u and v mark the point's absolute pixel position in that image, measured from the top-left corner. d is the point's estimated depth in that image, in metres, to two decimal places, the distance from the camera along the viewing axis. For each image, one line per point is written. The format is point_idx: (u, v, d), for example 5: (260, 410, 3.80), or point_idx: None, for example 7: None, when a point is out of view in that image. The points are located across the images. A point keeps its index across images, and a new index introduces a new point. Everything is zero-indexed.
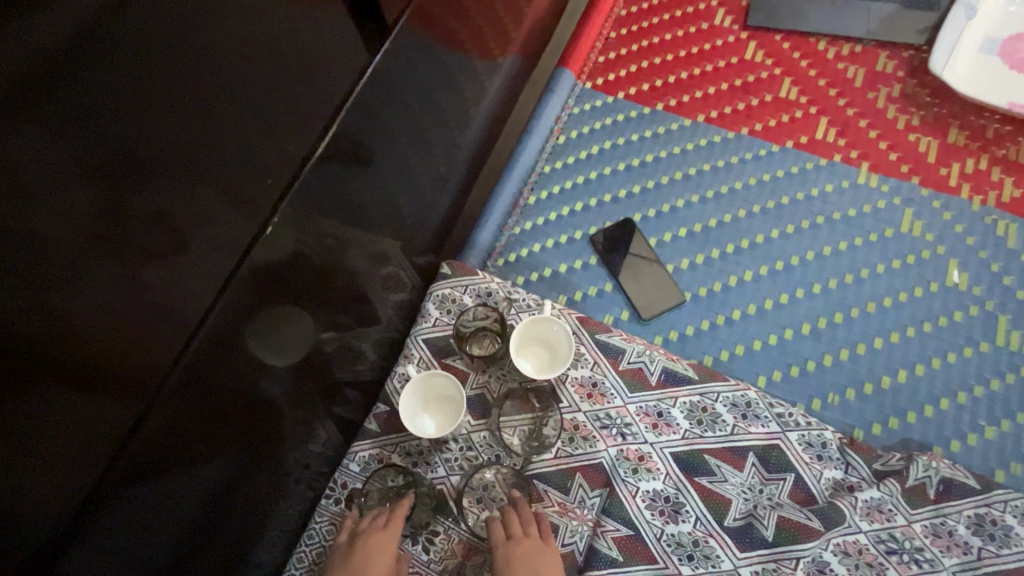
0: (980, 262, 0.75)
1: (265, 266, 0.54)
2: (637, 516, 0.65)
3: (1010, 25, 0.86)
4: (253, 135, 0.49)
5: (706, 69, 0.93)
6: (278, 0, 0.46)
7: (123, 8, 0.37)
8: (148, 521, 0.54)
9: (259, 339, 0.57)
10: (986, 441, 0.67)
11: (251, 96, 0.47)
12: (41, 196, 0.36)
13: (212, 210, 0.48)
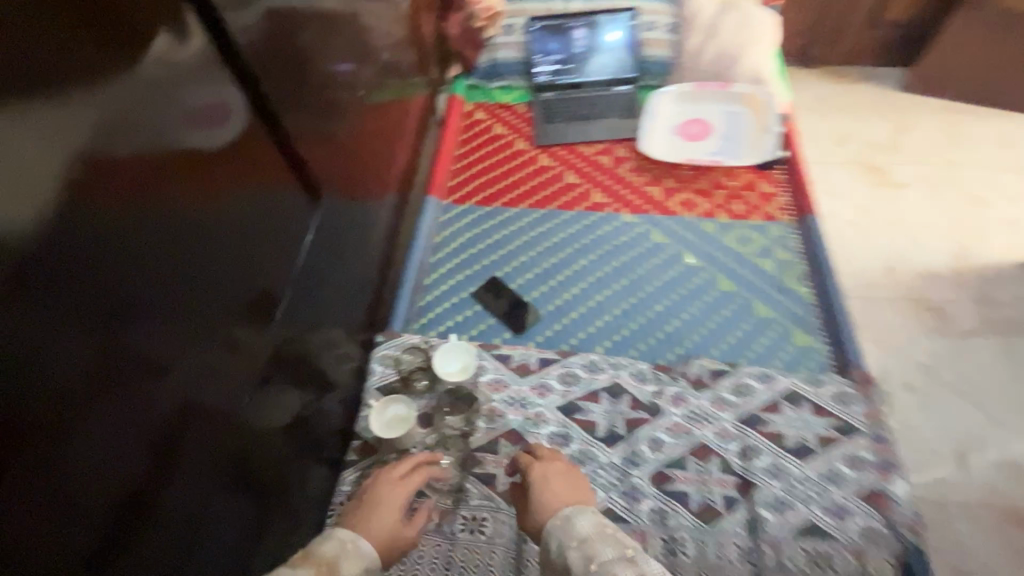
0: (699, 248, 1.26)
1: (239, 337, 0.78)
2: None
3: (677, 116, 1.47)
4: (212, 240, 0.71)
5: (519, 175, 1.44)
6: (244, 184, 0.77)
7: (122, 184, 0.57)
8: (189, 547, 0.71)
9: (258, 411, 0.84)
10: (728, 343, 1.12)
11: (209, 215, 0.70)
12: (90, 321, 0.54)
13: (198, 300, 0.69)
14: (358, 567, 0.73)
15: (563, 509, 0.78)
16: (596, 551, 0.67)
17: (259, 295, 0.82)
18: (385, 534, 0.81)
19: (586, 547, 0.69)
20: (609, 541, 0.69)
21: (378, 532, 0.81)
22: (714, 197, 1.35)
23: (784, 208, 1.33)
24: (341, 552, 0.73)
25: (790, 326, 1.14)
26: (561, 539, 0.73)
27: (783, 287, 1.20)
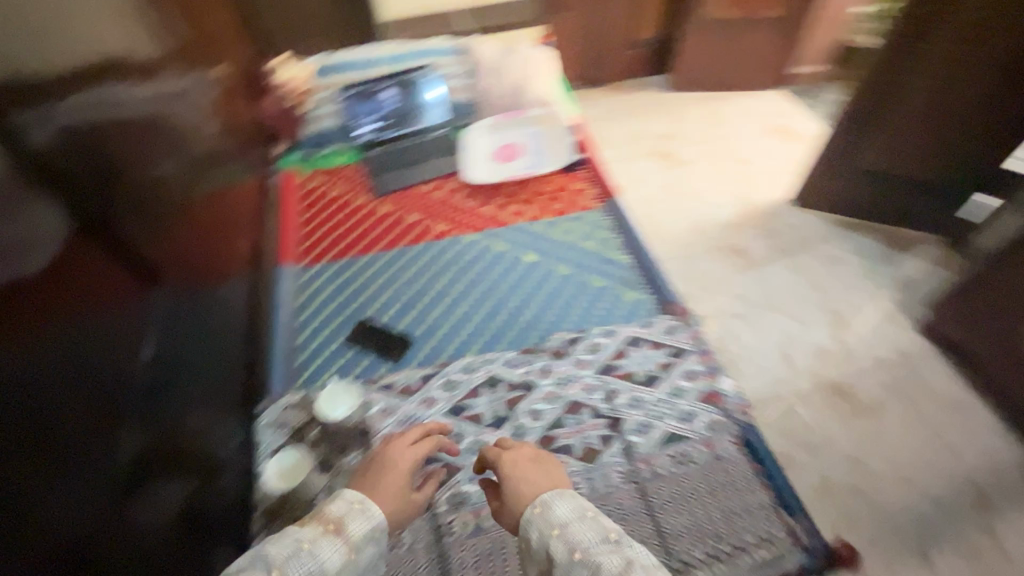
0: (534, 247, 1.47)
1: (96, 451, 0.74)
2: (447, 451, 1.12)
3: (491, 141, 1.70)
4: (46, 364, 0.67)
5: (365, 226, 1.56)
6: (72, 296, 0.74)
7: None
8: None
9: (139, 514, 0.80)
10: (577, 316, 1.31)
11: (40, 338, 0.66)
12: None
13: (43, 428, 0.65)
14: (363, 527, 0.83)
15: (541, 496, 0.86)
16: (580, 539, 0.77)
17: (110, 400, 0.79)
18: (394, 493, 0.91)
19: (569, 534, 0.78)
20: (592, 527, 0.79)
21: (389, 492, 0.91)
22: (536, 204, 1.59)
23: (594, 197, 1.60)
24: (346, 512, 0.84)
25: (620, 287, 1.37)
26: (539, 528, 0.81)
27: (608, 259, 1.43)
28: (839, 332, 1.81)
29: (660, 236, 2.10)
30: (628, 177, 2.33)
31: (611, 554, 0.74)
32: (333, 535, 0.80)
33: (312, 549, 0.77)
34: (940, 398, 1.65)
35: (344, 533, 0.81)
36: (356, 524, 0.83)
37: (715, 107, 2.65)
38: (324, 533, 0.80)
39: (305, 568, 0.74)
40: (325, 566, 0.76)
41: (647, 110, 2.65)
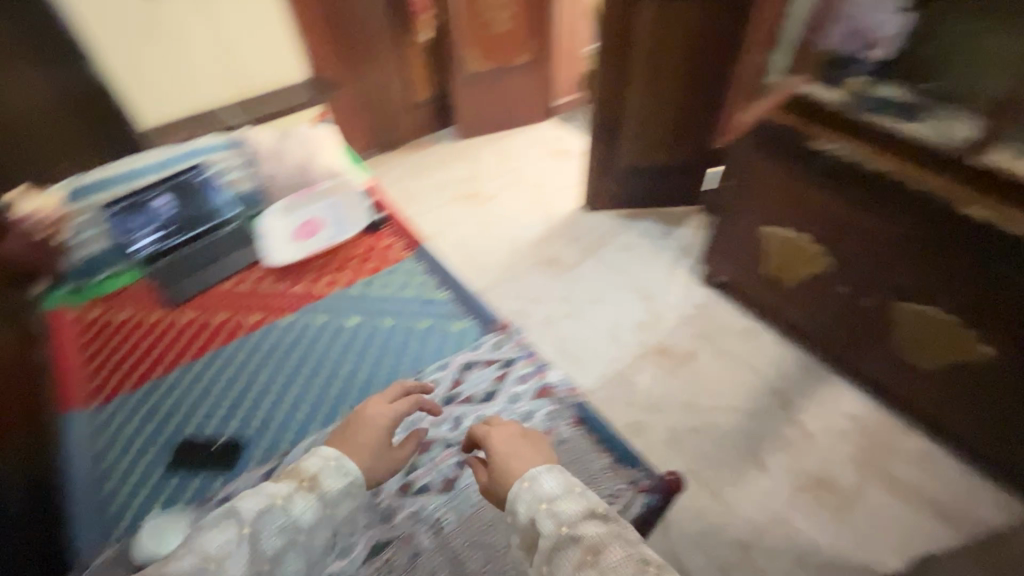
0: (355, 309, 1.52)
1: None
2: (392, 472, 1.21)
3: (291, 216, 1.68)
4: None
5: (165, 340, 1.46)
6: None
7: None
8: None
9: None
10: (407, 361, 1.40)
11: None
12: None
13: None
14: (338, 482, 1.00)
15: (529, 470, 0.98)
16: (563, 513, 0.88)
17: None
18: (371, 451, 1.07)
19: (557, 507, 0.89)
20: (576, 501, 0.90)
21: (366, 449, 1.07)
22: (349, 268, 1.63)
23: (403, 248, 1.69)
24: (320, 468, 1.01)
25: (444, 321, 1.48)
26: (529, 500, 0.92)
27: (429, 299, 1.53)
28: (648, 303, 2.11)
29: (484, 267, 2.31)
30: (444, 224, 2.53)
31: (594, 526, 0.85)
32: (307, 490, 0.98)
33: (285, 505, 0.94)
34: (733, 332, 1.99)
35: (318, 488, 0.98)
36: (329, 481, 1.00)
37: (504, 145, 2.99)
38: (299, 489, 0.98)
39: (276, 522, 0.92)
40: (296, 520, 0.94)
41: (446, 160, 2.90)
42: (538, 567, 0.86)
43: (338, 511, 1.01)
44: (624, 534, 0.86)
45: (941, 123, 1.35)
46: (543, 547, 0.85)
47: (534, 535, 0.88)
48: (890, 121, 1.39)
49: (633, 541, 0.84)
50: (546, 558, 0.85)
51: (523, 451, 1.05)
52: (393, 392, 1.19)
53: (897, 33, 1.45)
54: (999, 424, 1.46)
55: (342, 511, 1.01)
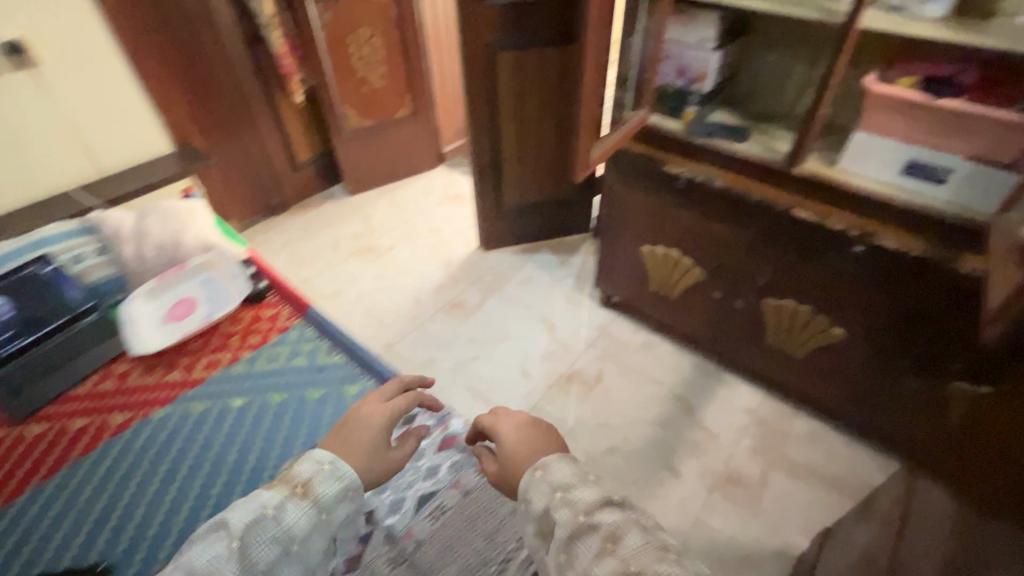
0: (238, 389, 1.45)
1: None
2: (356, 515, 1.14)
3: (156, 297, 1.52)
4: None
5: (17, 458, 1.35)
6: None
7: None
8: None
9: None
10: (300, 436, 1.34)
11: None
12: None
13: None
14: (333, 485, 0.97)
15: (543, 456, 0.98)
16: (580, 502, 0.88)
17: None
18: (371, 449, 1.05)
19: (572, 495, 0.89)
20: (591, 489, 0.90)
21: (364, 449, 1.05)
22: (229, 346, 1.57)
23: (288, 316, 1.64)
24: (313, 473, 0.98)
25: (340, 386, 1.44)
26: (545, 489, 0.92)
27: (321, 365, 1.49)
28: (553, 332, 2.17)
29: (387, 320, 2.27)
30: (342, 281, 2.47)
31: (612, 513, 0.86)
32: (300, 495, 0.94)
33: (276, 514, 0.91)
34: (634, 347, 2.10)
35: (312, 494, 0.95)
36: (323, 485, 0.97)
37: (397, 196, 3.00)
38: (292, 495, 0.94)
39: (267, 532, 0.89)
40: (289, 529, 0.91)
41: (340, 217, 2.86)
42: (555, 555, 0.87)
43: (332, 516, 0.97)
44: (643, 520, 0.87)
45: (765, 140, 1.53)
46: (560, 535, 0.86)
47: (550, 524, 0.90)
48: (725, 142, 1.54)
49: (649, 527, 0.86)
50: (564, 546, 0.86)
51: (536, 441, 1.05)
52: (391, 391, 1.18)
53: (707, 70, 1.52)
54: (862, 396, 1.63)
55: (338, 516, 0.98)
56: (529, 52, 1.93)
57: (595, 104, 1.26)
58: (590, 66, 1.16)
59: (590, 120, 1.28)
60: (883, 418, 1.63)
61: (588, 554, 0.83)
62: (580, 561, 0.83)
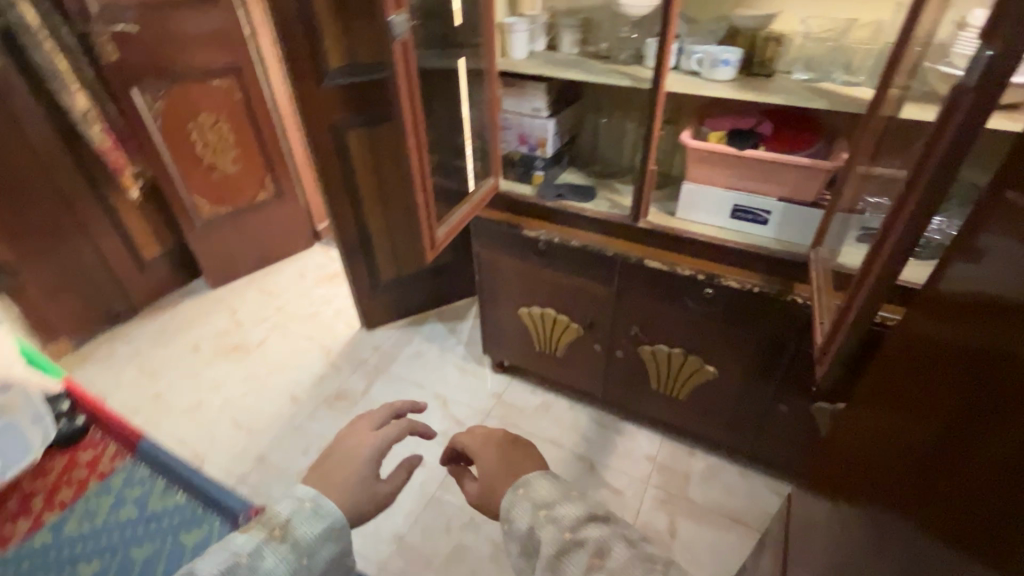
0: (42, 564, 1.24)
1: None
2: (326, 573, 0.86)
3: None
4: None
5: None
6: None
7: None
8: None
9: None
10: None
11: None
12: None
13: None
14: (314, 526, 0.85)
15: (524, 475, 0.90)
16: (565, 518, 0.81)
17: None
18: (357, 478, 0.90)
19: (556, 511, 0.82)
20: (574, 505, 0.83)
21: (349, 479, 0.90)
22: (34, 508, 1.33)
23: (114, 455, 1.43)
24: (292, 512, 0.86)
25: (176, 534, 1.27)
26: (527, 508, 0.84)
27: (153, 512, 1.31)
28: (445, 409, 2.05)
29: (259, 426, 2.02)
30: (204, 389, 2.19)
31: (596, 528, 0.80)
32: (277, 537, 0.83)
33: (250, 561, 0.79)
34: (530, 411, 2.03)
35: (290, 537, 0.83)
36: (302, 527, 0.84)
37: (268, 282, 2.78)
38: (268, 537, 0.83)
39: None
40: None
41: (200, 315, 2.58)
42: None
43: (317, 562, 0.84)
44: (629, 533, 0.81)
45: (611, 197, 1.59)
46: (546, 555, 0.78)
47: (533, 543, 0.81)
48: (574, 202, 1.58)
49: (636, 540, 0.80)
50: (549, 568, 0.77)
51: (524, 462, 0.94)
52: (381, 416, 1.01)
53: (546, 138, 1.56)
54: (745, 426, 1.67)
55: (323, 561, 0.85)
56: (377, 128, 1.89)
57: (432, 182, 1.22)
58: (415, 149, 1.13)
59: (430, 200, 1.23)
60: (767, 445, 1.67)
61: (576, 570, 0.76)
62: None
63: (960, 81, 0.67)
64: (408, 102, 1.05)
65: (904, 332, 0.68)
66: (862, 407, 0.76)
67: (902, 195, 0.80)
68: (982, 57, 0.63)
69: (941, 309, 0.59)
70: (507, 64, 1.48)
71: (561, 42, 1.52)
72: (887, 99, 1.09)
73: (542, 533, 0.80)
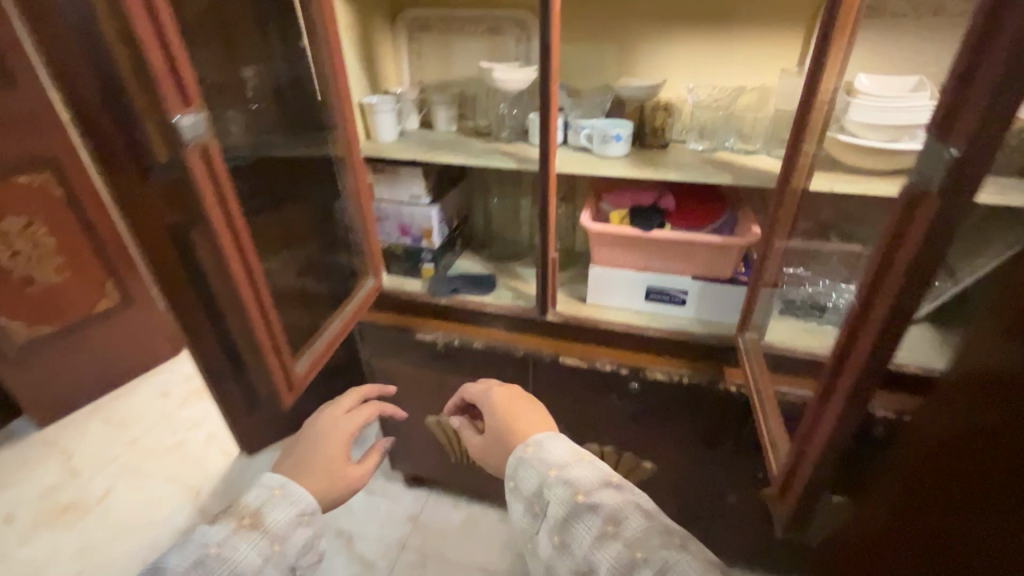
0: None
1: None
2: (300, 553, 0.89)
3: None
4: None
5: None
6: None
7: None
8: None
9: None
10: None
11: None
12: None
13: None
14: (285, 509, 0.89)
15: (532, 435, 1.01)
16: (579, 482, 0.90)
17: None
18: (330, 461, 0.98)
19: (568, 472, 0.92)
20: (588, 471, 0.92)
21: (320, 467, 0.97)
22: None
23: None
24: (264, 500, 0.90)
25: None
26: (534, 469, 0.95)
27: None
28: (350, 547, 1.68)
29: None
30: None
31: (610, 493, 0.88)
32: (249, 524, 0.85)
33: (225, 551, 0.82)
34: (453, 533, 1.72)
35: (261, 525, 0.86)
36: (274, 511, 0.88)
37: (117, 409, 2.26)
38: (239, 525, 0.85)
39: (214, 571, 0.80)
40: (237, 564, 0.81)
41: (19, 468, 2.00)
42: (548, 535, 0.89)
43: (290, 547, 0.88)
44: (642, 501, 0.88)
45: (515, 284, 1.39)
46: (554, 515, 0.89)
47: (543, 503, 0.92)
48: (473, 297, 1.35)
49: (651, 510, 0.87)
50: (557, 526, 0.88)
51: (519, 412, 1.09)
52: (350, 404, 1.10)
53: (431, 228, 1.33)
54: (694, 521, 1.48)
55: (296, 546, 0.88)
56: None
57: (276, 312, 0.94)
58: (244, 278, 0.85)
59: (281, 330, 0.96)
60: (720, 538, 1.49)
61: (587, 533, 0.84)
62: (576, 537, 0.85)
63: (921, 184, 0.53)
64: (223, 221, 0.79)
65: (940, 445, 0.63)
66: (890, 512, 0.74)
67: (862, 312, 0.62)
68: (944, 155, 0.50)
69: (962, 423, 0.59)
70: (372, 147, 1.26)
71: (436, 119, 1.34)
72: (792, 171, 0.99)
73: (551, 491, 0.90)
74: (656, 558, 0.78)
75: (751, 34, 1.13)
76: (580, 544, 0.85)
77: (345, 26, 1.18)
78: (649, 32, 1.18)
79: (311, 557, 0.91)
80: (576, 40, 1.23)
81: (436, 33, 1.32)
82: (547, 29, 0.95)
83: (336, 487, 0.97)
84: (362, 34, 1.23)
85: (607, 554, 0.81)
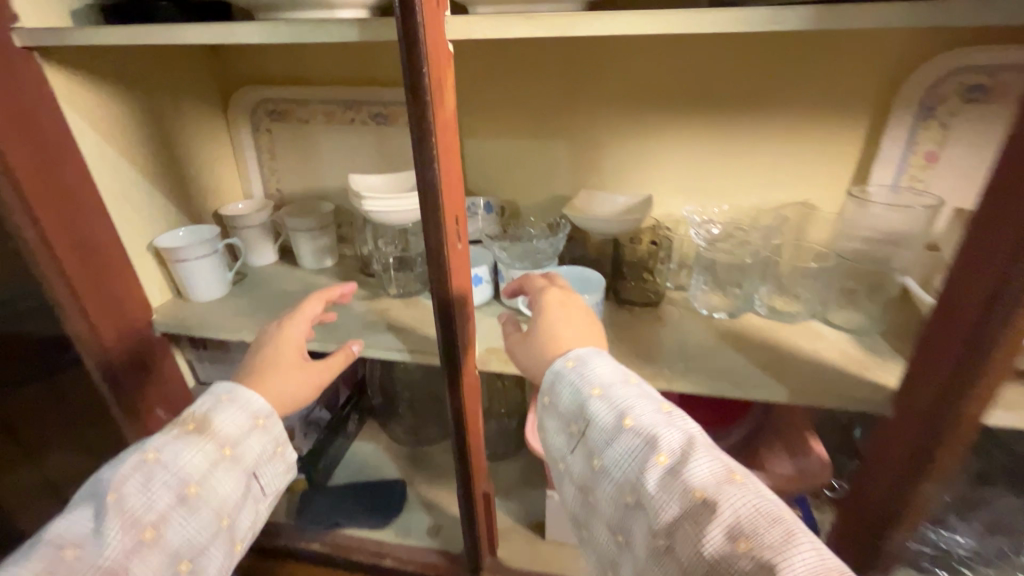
0: None
1: None
2: (268, 456, 0.51)
3: None
4: None
5: None
6: None
7: None
8: None
9: None
10: None
11: None
12: None
13: None
14: (238, 414, 0.50)
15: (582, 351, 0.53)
16: (627, 406, 0.47)
17: None
18: (266, 361, 0.55)
19: (615, 394, 0.48)
20: (639, 392, 0.49)
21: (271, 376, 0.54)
22: None
23: None
24: (212, 407, 0.49)
25: None
26: (572, 389, 0.51)
27: None
28: None
29: None
30: None
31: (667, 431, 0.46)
32: (195, 428, 0.48)
33: (165, 456, 0.46)
34: None
35: (211, 424, 0.49)
36: (226, 416, 0.50)
37: None
38: (182, 429, 0.48)
39: (147, 487, 0.44)
40: (184, 478, 0.45)
41: None
42: (581, 464, 0.49)
43: (250, 452, 0.50)
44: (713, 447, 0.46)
45: (436, 494, 0.90)
46: (594, 445, 0.47)
47: (584, 421, 0.49)
48: (362, 535, 0.84)
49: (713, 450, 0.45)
50: (601, 452, 0.47)
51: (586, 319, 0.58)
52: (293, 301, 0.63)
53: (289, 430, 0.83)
54: None
55: (259, 452, 0.51)
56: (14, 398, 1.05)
57: None
58: None
59: None
60: None
61: (632, 468, 0.44)
62: (619, 470, 0.45)
63: None
64: None
65: None
66: None
67: None
68: None
69: None
70: (178, 310, 0.76)
71: (299, 254, 0.86)
72: (954, 420, 0.47)
73: (587, 409, 0.48)
74: (747, 524, 0.38)
75: (779, 130, 0.71)
76: (626, 480, 0.45)
77: (108, 125, 0.67)
78: (619, 124, 0.75)
79: (290, 470, 0.54)
80: (507, 133, 0.79)
81: (295, 122, 0.85)
82: (426, 145, 0.45)
83: (294, 399, 0.55)
84: (157, 133, 0.74)
85: (671, 509, 0.41)
